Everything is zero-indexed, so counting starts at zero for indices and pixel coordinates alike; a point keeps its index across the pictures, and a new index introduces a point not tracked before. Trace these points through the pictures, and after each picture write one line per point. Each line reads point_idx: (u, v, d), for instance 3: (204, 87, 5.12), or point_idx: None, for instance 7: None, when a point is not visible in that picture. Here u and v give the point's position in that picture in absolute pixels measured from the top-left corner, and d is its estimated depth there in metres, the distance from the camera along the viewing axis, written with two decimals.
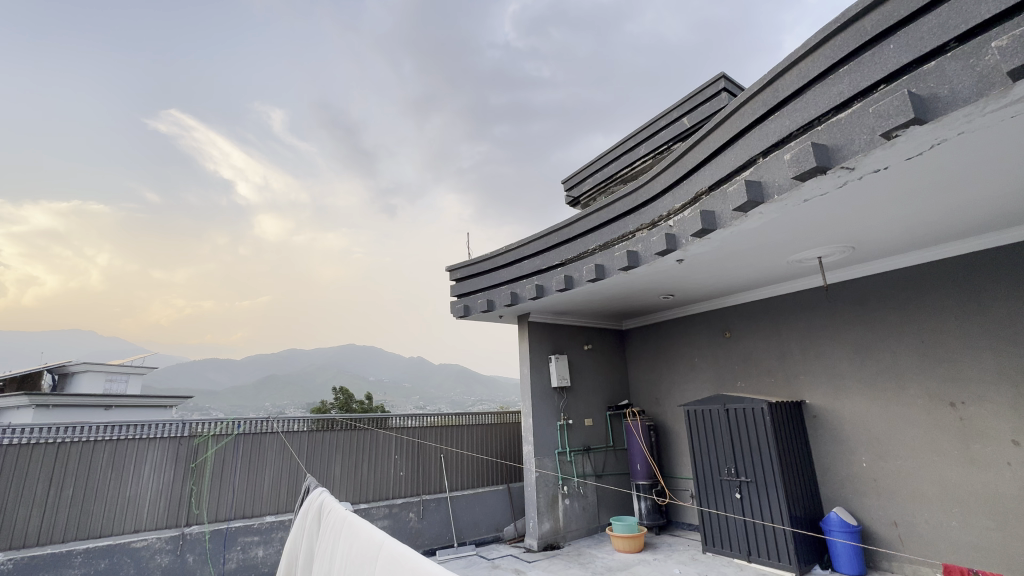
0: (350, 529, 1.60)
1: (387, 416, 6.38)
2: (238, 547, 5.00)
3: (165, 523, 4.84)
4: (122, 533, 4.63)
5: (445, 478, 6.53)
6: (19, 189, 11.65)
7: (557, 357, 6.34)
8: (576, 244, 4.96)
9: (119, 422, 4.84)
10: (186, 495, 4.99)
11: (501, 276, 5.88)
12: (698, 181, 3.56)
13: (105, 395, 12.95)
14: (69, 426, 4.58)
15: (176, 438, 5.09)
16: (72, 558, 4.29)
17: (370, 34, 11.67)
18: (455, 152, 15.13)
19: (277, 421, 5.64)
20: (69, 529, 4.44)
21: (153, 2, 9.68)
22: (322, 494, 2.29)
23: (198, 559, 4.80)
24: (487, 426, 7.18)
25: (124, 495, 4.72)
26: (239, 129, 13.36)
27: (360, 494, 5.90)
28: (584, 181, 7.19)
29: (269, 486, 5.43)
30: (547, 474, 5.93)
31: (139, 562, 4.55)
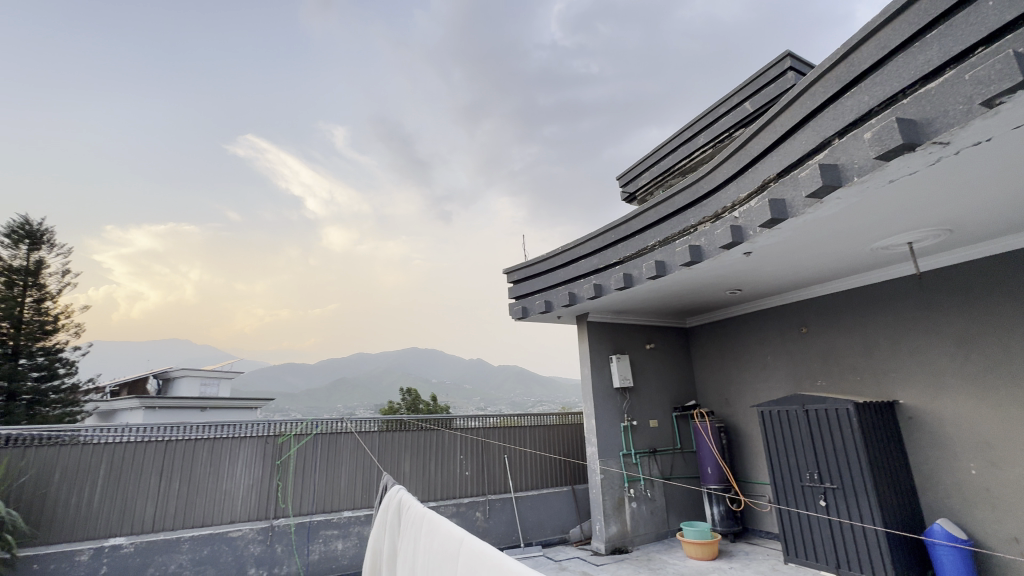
0: (430, 526, 1.66)
1: (451, 417, 6.55)
2: (320, 539, 5.34)
3: (256, 516, 5.26)
4: (220, 523, 5.08)
5: (510, 478, 6.60)
6: (128, 215, 13.28)
7: (619, 357, 6.21)
8: (635, 240, 4.84)
9: (215, 423, 5.32)
10: (273, 490, 5.39)
11: (558, 276, 5.86)
12: (765, 168, 3.36)
13: (201, 398, 14.36)
14: (174, 426, 5.11)
15: (263, 437, 5.51)
16: (179, 544, 4.77)
17: (420, 46, 12.14)
18: (506, 156, 15.30)
19: (351, 422, 5.96)
20: (177, 518, 4.95)
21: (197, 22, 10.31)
22: (400, 491, 2.40)
23: (285, 549, 5.18)
24: (550, 427, 7.17)
25: (221, 489, 5.18)
26: (307, 148, 14.35)
27: (429, 492, 6.11)
28: (640, 176, 7.00)
29: (346, 483, 5.76)
30: (613, 477, 5.83)
31: (235, 550, 4.97)
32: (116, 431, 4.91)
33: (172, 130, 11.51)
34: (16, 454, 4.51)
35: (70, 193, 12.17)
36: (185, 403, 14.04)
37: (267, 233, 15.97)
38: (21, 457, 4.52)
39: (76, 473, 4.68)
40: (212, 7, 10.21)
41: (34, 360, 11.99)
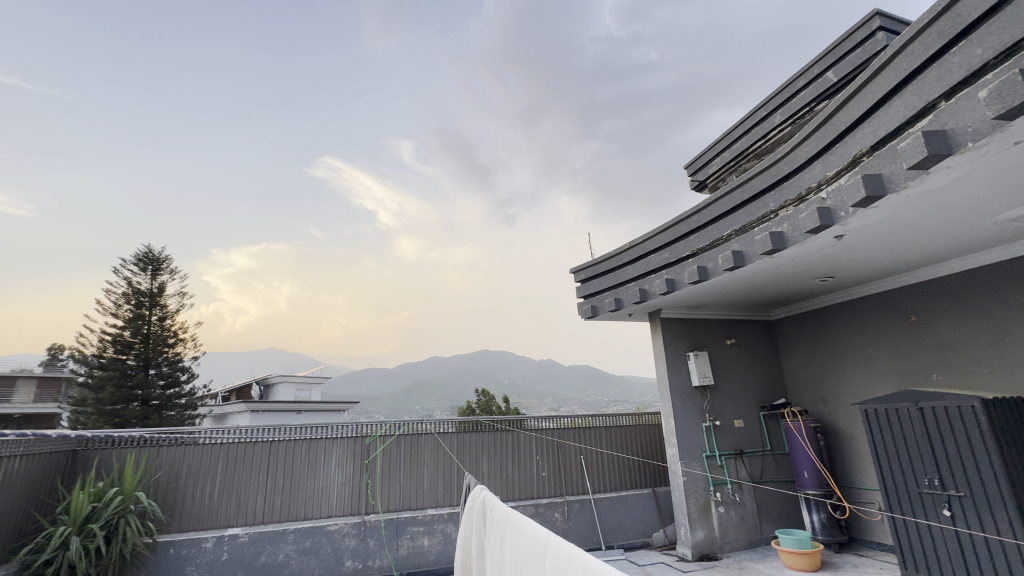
0: (515, 526, 1.69)
1: (525, 418, 6.60)
2: (408, 535, 5.62)
3: (350, 511, 5.64)
4: (319, 517, 5.51)
5: (588, 479, 6.53)
6: (232, 236, 15.10)
7: (697, 353, 5.93)
8: (708, 231, 4.60)
9: (310, 425, 5.78)
10: (364, 487, 5.76)
11: (627, 273, 5.71)
12: (855, 142, 3.06)
13: (296, 402, 15.67)
14: (276, 427, 5.62)
15: (351, 438, 5.90)
16: (286, 535, 5.23)
17: (475, 55, 12.60)
18: (567, 155, 15.16)
19: (430, 423, 6.21)
20: (282, 511, 5.43)
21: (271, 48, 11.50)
22: (483, 490, 2.46)
23: (377, 543, 5.49)
24: (627, 427, 6.98)
25: (318, 485, 5.62)
26: (377, 165, 15.20)
27: (507, 492, 6.21)
28: (710, 162, 6.62)
29: (428, 481, 6.02)
30: (697, 480, 5.57)
31: (333, 543, 5.36)
32: (229, 432, 5.49)
33: (256, 154, 12.62)
34: (152, 453, 5.19)
35: (186, 220, 14.03)
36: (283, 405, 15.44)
37: (346, 247, 17.11)
38: (155, 456, 5.19)
39: (198, 470, 5.28)
40: (289, 38, 11.61)
41: (161, 369, 13.74)
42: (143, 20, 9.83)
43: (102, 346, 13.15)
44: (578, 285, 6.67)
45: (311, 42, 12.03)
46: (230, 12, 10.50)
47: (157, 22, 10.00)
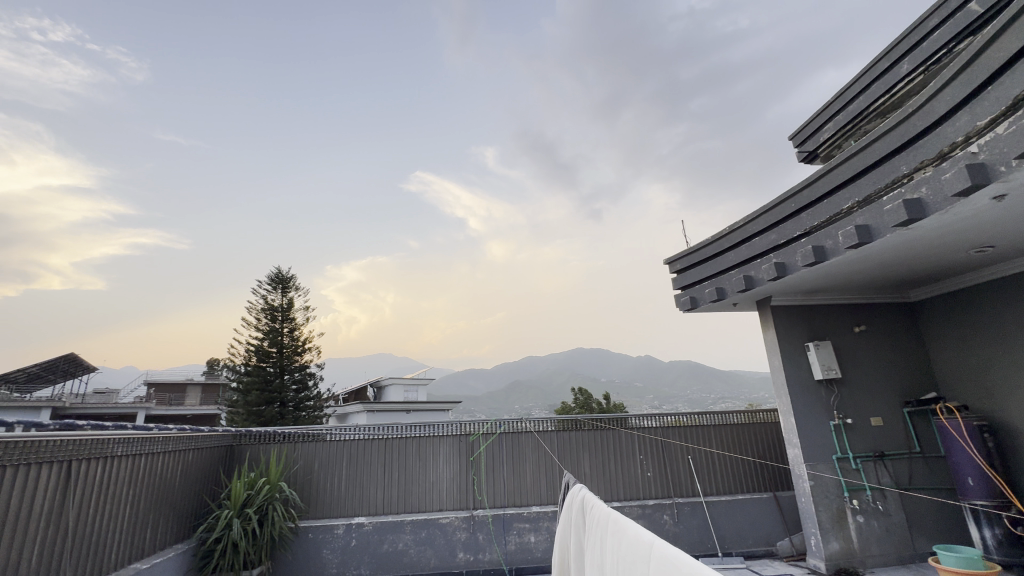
0: (617, 528, 1.64)
1: (625, 416, 6.42)
2: (514, 531, 5.76)
3: (459, 505, 5.92)
4: (432, 510, 5.85)
5: (697, 481, 6.18)
6: (343, 254, 16.84)
7: (818, 343, 5.30)
8: (824, 206, 4.09)
9: (418, 423, 6.17)
10: (470, 484, 6.01)
11: (729, 259, 5.28)
12: (1014, 82, 2.53)
13: (405, 402, 16.86)
14: (389, 425, 6.08)
15: (457, 436, 6.19)
16: (403, 526, 5.63)
17: (551, 54, 12.68)
18: (652, 142, 14.45)
19: (529, 422, 6.30)
20: (399, 503, 5.86)
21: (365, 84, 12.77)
22: (581, 490, 2.43)
23: (486, 538, 5.70)
24: (740, 426, 6.44)
25: (429, 480, 5.98)
26: (464, 173, 15.91)
27: (611, 493, 6.10)
28: (822, 129, 5.88)
29: (531, 479, 6.11)
30: (827, 485, 4.99)
31: (446, 535, 5.67)
32: (350, 430, 6.06)
33: (355, 177, 13.79)
34: (290, 448, 5.90)
35: (306, 244, 15.76)
36: (395, 405, 16.73)
37: (441, 256, 18.06)
38: (292, 450, 5.89)
39: (327, 464, 5.90)
40: (380, 69, 12.79)
41: (293, 375, 15.67)
42: (267, 79, 11.70)
43: (248, 356, 15.31)
44: (674, 276, 6.32)
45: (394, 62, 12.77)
46: (331, 53, 12.17)
47: (276, 80, 11.91)
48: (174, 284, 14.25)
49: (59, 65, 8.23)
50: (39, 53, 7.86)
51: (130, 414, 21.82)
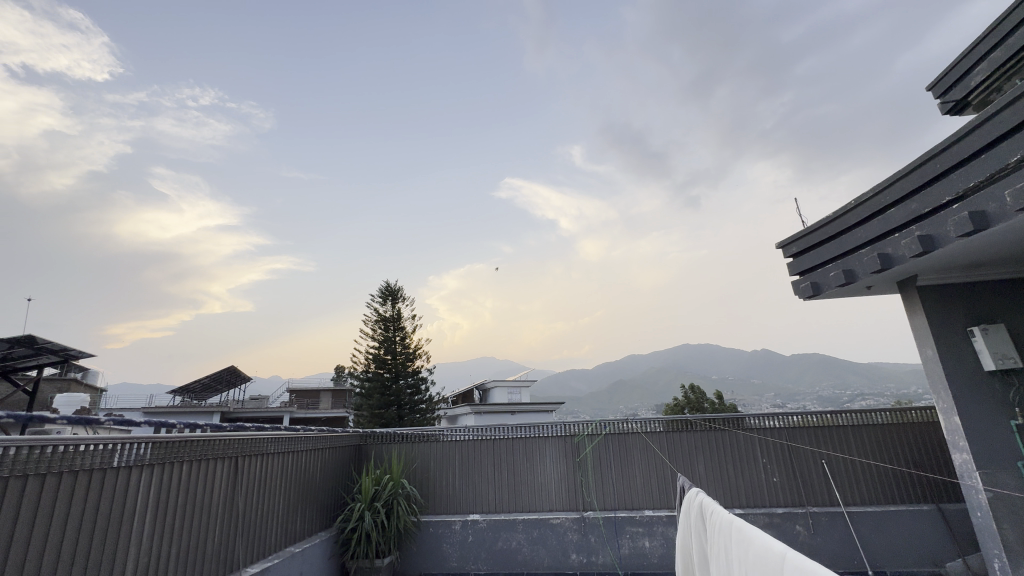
0: (742, 534, 1.54)
1: (741, 416, 5.92)
2: (628, 535, 5.63)
3: (570, 506, 5.92)
4: (543, 510, 5.94)
5: (835, 488, 5.51)
6: (444, 263, 17.92)
7: (984, 328, 4.45)
8: (979, 164, 3.44)
9: (523, 425, 6.28)
10: (579, 485, 5.99)
11: (857, 237, 4.65)
12: None
13: (510, 405, 17.38)
14: (496, 426, 6.29)
15: (562, 437, 6.20)
16: (516, 524, 5.78)
17: (633, 42, 12.10)
18: (753, 116, 13.18)
19: (636, 423, 6.11)
20: (511, 502, 6.02)
21: (453, 96, 13.38)
22: (700, 493, 2.30)
23: (598, 540, 5.65)
24: (885, 426, 5.60)
25: (538, 480, 6.07)
26: (553, 173, 16.04)
27: (731, 499, 5.70)
28: (972, 71, 4.94)
29: (642, 482, 5.91)
30: (1011, 497, 4.16)
31: (559, 535, 5.71)
32: (461, 431, 6.38)
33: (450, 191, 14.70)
34: (409, 447, 6.38)
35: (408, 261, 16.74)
36: (500, 407, 17.32)
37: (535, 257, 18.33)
38: (410, 450, 6.37)
39: (442, 463, 6.28)
40: (467, 84, 13.36)
41: (407, 379, 16.93)
42: (365, 110, 12.65)
43: (368, 363, 16.87)
44: (790, 261, 5.71)
45: (476, 78, 13.31)
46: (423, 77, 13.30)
47: (374, 107, 12.78)
48: (306, 300, 16.07)
49: (209, 123, 10.01)
50: (194, 116, 9.64)
51: (279, 416, 25.20)
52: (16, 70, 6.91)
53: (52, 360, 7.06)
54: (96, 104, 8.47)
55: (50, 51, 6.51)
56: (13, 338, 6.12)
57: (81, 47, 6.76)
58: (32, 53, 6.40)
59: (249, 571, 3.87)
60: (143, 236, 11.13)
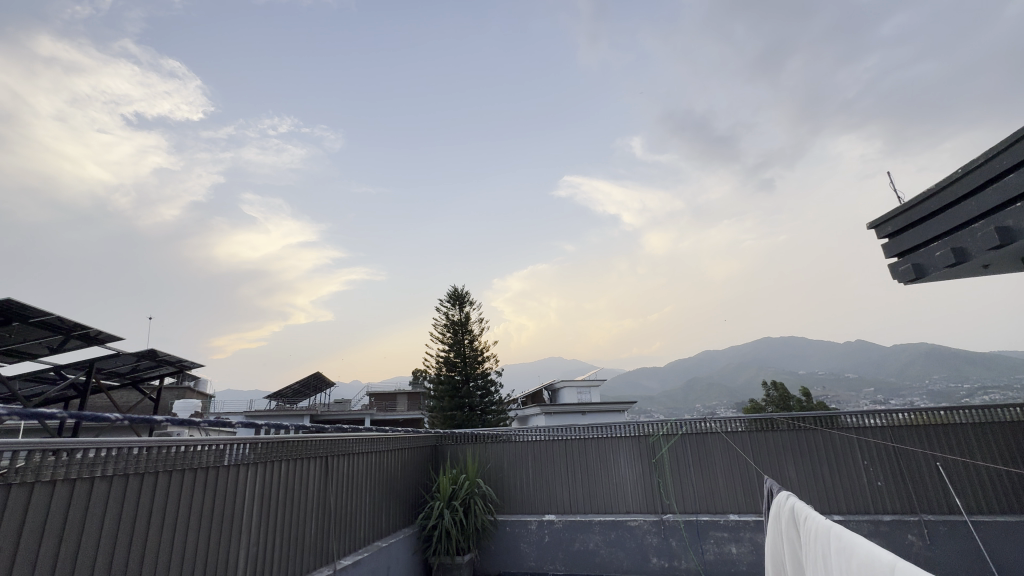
0: (841, 543, 1.42)
1: (834, 414, 5.46)
2: (712, 540, 5.38)
3: (647, 509, 5.76)
4: (620, 512, 5.83)
5: (956, 495, 4.91)
6: None
7: None
8: None
9: (595, 425, 6.20)
10: (656, 487, 5.81)
11: (967, 210, 4.11)
12: None
13: (580, 405, 17.28)
14: (567, 426, 6.26)
15: (636, 437, 6.05)
16: (592, 526, 5.72)
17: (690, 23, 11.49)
18: None
19: (714, 422, 5.83)
20: (586, 503, 5.97)
21: None
22: (791, 497, 2.15)
23: (680, 544, 5.45)
24: (1013, 424, 4.91)
25: (613, 481, 5.96)
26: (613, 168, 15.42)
27: (827, 504, 5.26)
28: None
29: (725, 484, 5.62)
30: None
31: (637, 538, 5.57)
32: (532, 431, 6.42)
33: None
34: (483, 447, 6.53)
35: None
36: (571, 407, 17.28)
37: None
38: (484, 450, 6.51)
39: (516, 463, 6.36)
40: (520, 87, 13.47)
41: (477, 381, 17.36)
42: None
43: (439, 367, 17.49)
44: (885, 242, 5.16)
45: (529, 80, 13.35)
46: (476, 85, 13.58)
47: None
48: None
49: (288, 149, 10.86)
50: (275, 143, 10.52)
51: (361, 418, 26.76)
52: (131, 119, 7.93)
53: (171, 370, 7.99)
54: (194, 141, 9.59)
55: (156, 98, 7.58)
56: (139, 352, 7.00)
57: (180, 91, 7.73)
58: (143, 101, 7.49)
59: (342, 562, 4.16)
60: (236, 257, 12.20)
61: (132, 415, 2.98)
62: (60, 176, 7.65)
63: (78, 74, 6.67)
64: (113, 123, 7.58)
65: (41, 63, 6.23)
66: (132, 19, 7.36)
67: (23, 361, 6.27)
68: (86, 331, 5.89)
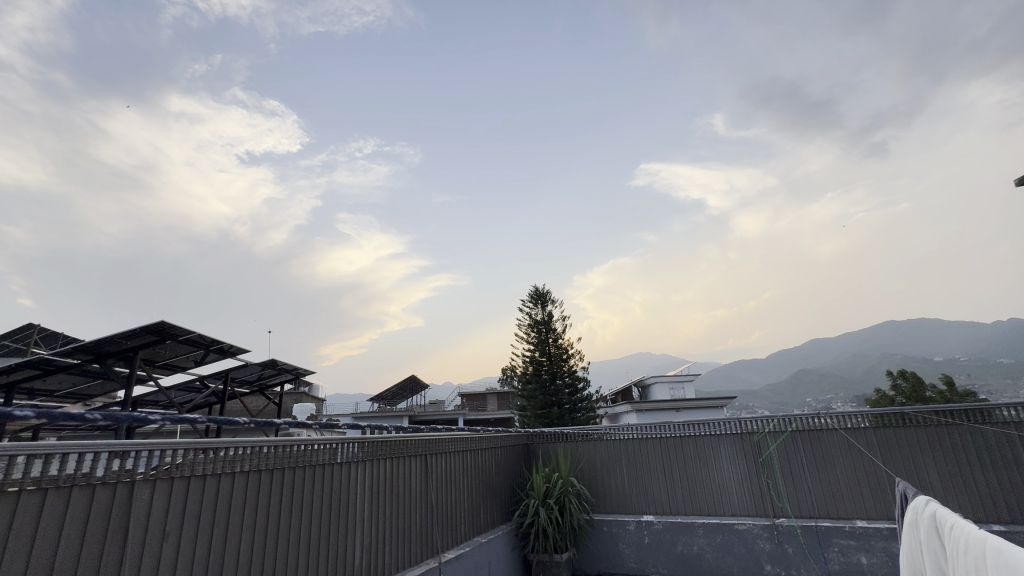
0: (999, 558, 1.22)
1: (984, 407, 4.69)
2: (836, 548, 4.86)
3: (756, 512, 5.36)
4: (725, 515, 5.48)
5: None
6: None
7: None
8: None
9: (691, 422, 5.89)
10: (765, 488, 5.38)
11: None
12: None
13: (673, 401, 16.54)
14: (661, 424, 6.04)
15: (738, 435, 5.65)
16: (695, 529, 5.44)
17: None
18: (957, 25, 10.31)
19: (831, 417, 5.28)
20: (686, 505, 5.69)
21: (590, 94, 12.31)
22: (931, 503, 1.87)
23: (798, 552, 5.00)
24: None
25: (715, 482, 5.62)
26: (694, 151, 14.58)
27: (980, 511, 4.53)
28: None
29: (848, 486, 5.05)
30: None
31: (747, 543, 5.20)
32: (624, 429, 6.26)
33: None
34: (574, 445, 6.51)
35: None
36: (664, 404, 16.61)
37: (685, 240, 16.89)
38: (576, 449, 6.48)
39: (608, 461, 6.25)
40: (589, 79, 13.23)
41: (564, 379, 17.35)
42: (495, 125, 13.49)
43: (526, 367, 17.72)
44: None
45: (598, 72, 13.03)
46: (544, 85, 13.58)
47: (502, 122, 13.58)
48: None
49: (374, 168, 11.40)
50: (362, 164, 11.24)
51: (455, 418, 27.90)
52: (244, 158, 8.99)
53: (289, 377, 8.92)
54: (295, 171, 10.69)
55: (261, 135, 8.51)
56: (262, 362, 7.91)
57: (280, 127, 8.67)
58: (252, 139, 8.41)
59: (445, 555, 4.38)
60: None
61: (261, 419, 3.38)
62: (194, 212, 8.93)
63: (200, 124, 7.87)
64: (230, 163, 8.74)
65: (172, 118, 7.56)
66: (238, 70, 8.31)
67: (176, 373, 7.37)
68: (220, 346, 6.79)
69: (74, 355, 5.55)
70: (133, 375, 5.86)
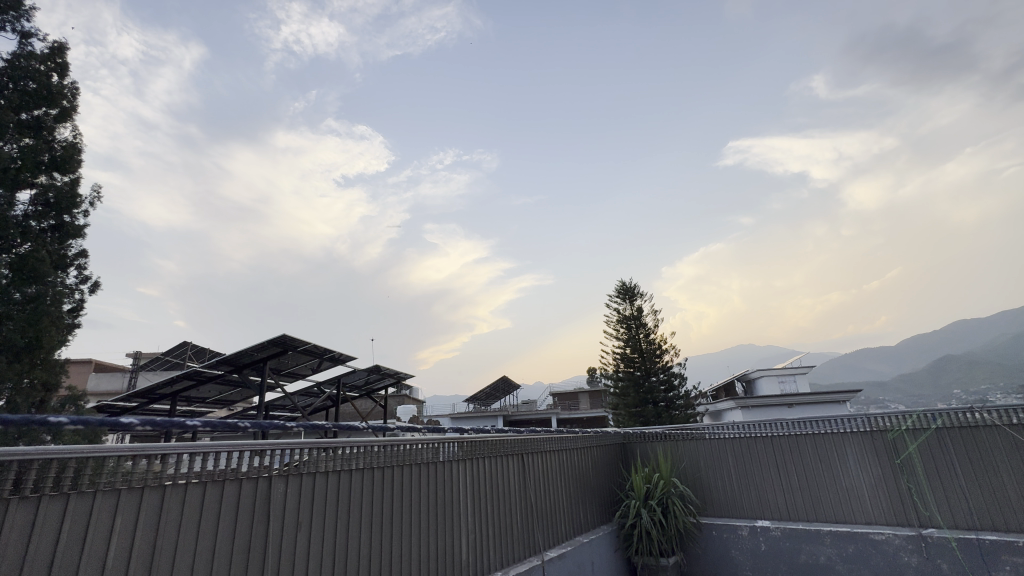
0: None
1: None
2: (1006, 566, 4.12)
3: (896, 521, 4.71)
4: (857, 523, 4.88)
5: None
6: None
7: None
8: None
9: (809, 419, 5.34)
10: (906, 494, 4.71)
11: None
12: None
13: (784, 396, 15.19)
14: (772, 422, 5.55)
15: (867, 433, 5.01)
16: (821, 536, 4.92)
17: None
18: None
19: (988, 412, 4.50)
20: (808, 510, 5.17)
21: None
22: None
23: (954, 568, 4.30)
24: None
25: (842, 485, 5.04)
26: None
27: None
28: None
29: (1018, 493, 4.26)
30: None
31: (887, 555, 4.58)
32: (728, 428, 5.86)
33: None
34: (673, 445, 6.21)
35: None
36: (773, 400, 15.33)
37: None
38: (675, 448, 6.18)
39: (714, 462, 5.88)
40: None
41: (659, 376, 16.70)
42: None
43: (617, 364, 17.34)
44: None
45: None
46: None
47: None
48: None
49: None
50: None
51: (548, 417, 28.08)
52: None
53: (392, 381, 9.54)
54: None
55: None
56: (368, 368, 8.58)
57: None
58: None
59: (548, 554, 4.41)
60: None
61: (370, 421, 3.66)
62: None
63: None
64: None
65: None
66: None
67: (298, 380, 8.24)
68: (332, 355, 7.49)
69: (218, 367, 6.45)
70: (264, 383, 6.66)
